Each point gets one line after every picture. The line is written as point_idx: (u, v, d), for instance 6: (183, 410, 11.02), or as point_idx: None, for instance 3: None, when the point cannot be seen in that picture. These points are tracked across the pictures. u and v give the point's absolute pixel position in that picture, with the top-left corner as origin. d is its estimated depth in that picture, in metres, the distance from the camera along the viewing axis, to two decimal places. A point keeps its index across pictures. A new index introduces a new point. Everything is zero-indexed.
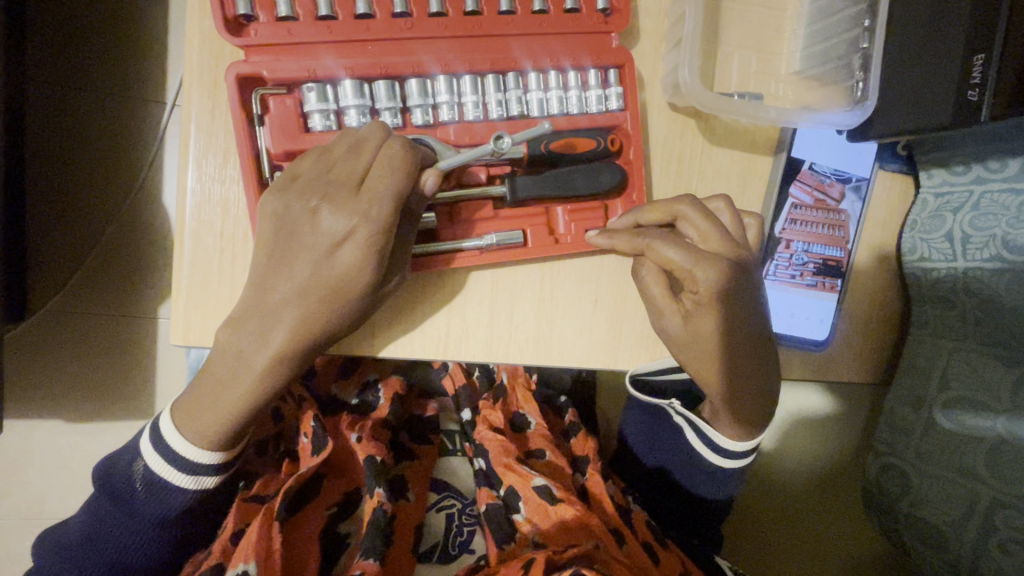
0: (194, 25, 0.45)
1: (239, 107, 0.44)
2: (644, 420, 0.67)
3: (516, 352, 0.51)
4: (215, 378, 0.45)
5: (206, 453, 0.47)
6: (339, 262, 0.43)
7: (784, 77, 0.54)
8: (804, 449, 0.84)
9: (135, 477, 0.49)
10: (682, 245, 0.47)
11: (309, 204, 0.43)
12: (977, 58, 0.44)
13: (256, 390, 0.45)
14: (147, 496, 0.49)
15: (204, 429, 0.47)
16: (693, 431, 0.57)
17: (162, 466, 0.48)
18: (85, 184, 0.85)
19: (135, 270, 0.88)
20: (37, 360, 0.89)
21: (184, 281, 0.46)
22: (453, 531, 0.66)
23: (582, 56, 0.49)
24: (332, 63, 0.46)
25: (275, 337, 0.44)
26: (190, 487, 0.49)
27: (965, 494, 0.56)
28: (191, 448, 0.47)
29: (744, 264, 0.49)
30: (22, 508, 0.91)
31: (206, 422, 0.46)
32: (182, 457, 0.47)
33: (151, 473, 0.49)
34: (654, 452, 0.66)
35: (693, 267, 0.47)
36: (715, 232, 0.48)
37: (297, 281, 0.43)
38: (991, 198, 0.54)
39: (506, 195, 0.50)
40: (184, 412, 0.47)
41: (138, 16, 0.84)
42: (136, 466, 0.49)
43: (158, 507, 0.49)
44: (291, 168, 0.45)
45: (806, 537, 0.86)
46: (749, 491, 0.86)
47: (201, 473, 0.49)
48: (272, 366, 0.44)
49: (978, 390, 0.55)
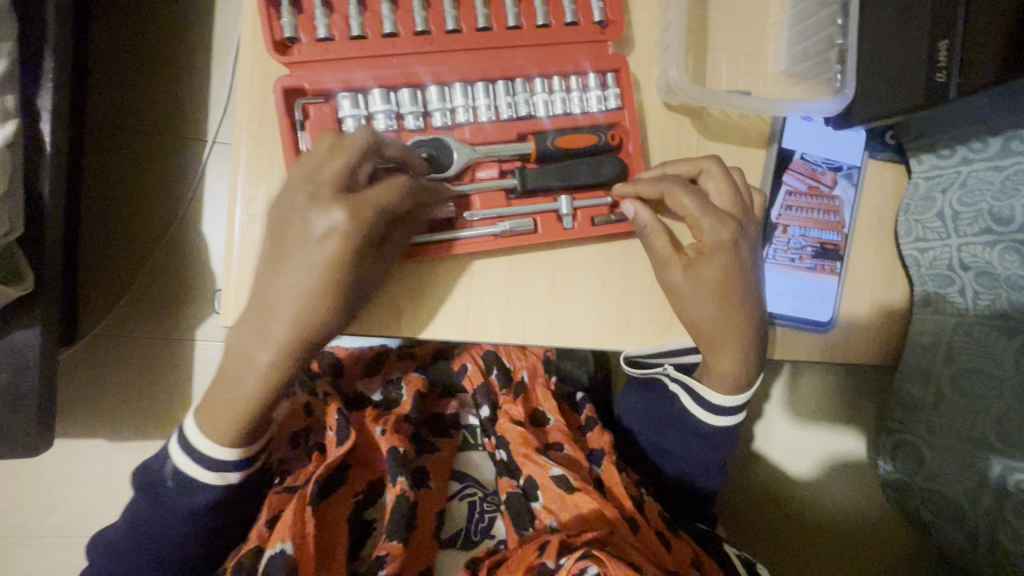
0: (245, 49, 0.52)
1: (284, 112, 0.51)
2: (642, 401, 0.69)
3: (531, 334, 0.55)
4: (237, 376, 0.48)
5: (227, 450, 0.51)
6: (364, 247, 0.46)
7: (771, 75, 0.59)
8: (814, 459, 0.86)
9: (166, 476, 0.53)
10: (697, 196, 0.53)
11: (301, 195, 0.45)
12: (942, 44, 0.49)
13: (284, 379, 0.49)
14: (177, 492, 0.53)
15: (222, 424, 0.50)
16: (687, 395, 0.61)
17: (186, 466, 0.52)
18: (138, 215, 0.94)
19: (172, 291, 0.96)
20: (81, 381, 0.96)
21: (234, 268, 0.52)
22: (475, 517, 0.68)
23: (582, 62, 0.55)
24: (362, 75, 0.52)
25: (292, 326, 0.47)
26: (215, 483, 0.53)
27: (977, 463, 0.58)
28: (212, 447, 0.51)
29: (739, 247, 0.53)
30: (72, 522, 0.96)
31: (229, 416, 0.50)
32: (203, 455, 0.51)
33: (180, 472, 0.52)
34: (648, 431, 0.68)
35: (701, 216, 0.52)
36: (703, 214, 0.52)
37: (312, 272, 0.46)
38: (977, 175, 0.58)
39: (516, 187, 0.55)
40: (209, 415, 0.50)
41: (185, 62, 0.94)
42: (166, 467, 0.53)
43: (188, 500, 0.53)
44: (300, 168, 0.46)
45: (842, 556, 0.85)
46: (774, 516, 0.86)
47: (225, 469, 0.52)
48: (290, 339, 0.46)
49: (983, 360, 0.58)
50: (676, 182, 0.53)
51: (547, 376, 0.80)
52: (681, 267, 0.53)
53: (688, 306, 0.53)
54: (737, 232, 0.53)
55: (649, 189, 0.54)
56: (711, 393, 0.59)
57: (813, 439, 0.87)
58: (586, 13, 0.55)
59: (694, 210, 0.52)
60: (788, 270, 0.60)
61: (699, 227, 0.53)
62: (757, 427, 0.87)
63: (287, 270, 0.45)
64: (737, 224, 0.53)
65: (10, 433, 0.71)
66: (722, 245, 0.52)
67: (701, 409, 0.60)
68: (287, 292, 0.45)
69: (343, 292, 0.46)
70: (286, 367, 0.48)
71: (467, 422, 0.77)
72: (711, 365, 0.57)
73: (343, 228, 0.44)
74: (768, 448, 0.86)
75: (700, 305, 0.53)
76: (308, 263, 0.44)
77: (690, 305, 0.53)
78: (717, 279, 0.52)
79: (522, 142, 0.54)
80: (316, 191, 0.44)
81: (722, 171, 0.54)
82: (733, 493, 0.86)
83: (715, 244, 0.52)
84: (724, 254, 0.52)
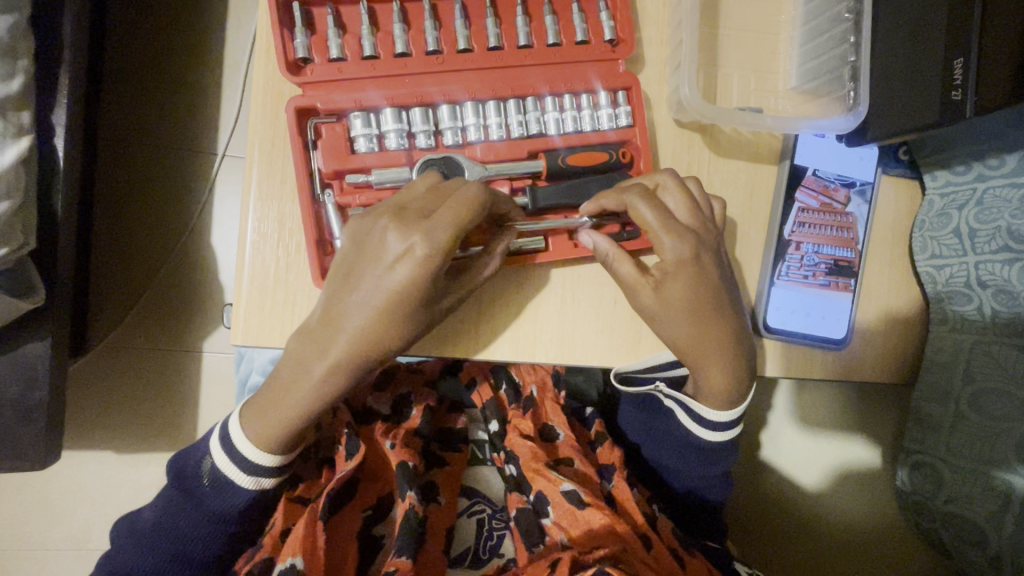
0: (259, 68, 0.53)
1: (296, 132, 0.51)
2: (646, 419, 0.67)
3: (541, 352, 0.55)
4: (273, 391, 0.50)
5: (267, 456, 0.51)
6: (375, 268, 0.45)
7: (782, 91, 0.58)
8: (826, 478, 0.84)
9: (204, 474, 0.54)
10: (658, 207, 0.50)
11: (380, 224, 0.46)
12: (958, 61, 0.48)
13: (294, 398, 0.49)
14: (211, 492, 0.53)
15: (265, 432, 0.50)
16: (683, 412, 0.60)
17: (226, 465, 0.52)
18: (149, 229, 0.95)
19: (182, 304, 0.96)
20: (89, 392, 0.96)
21: (245, 286, 0.52)
22: (484, 535, 0.67)
23: (593, 80, 0.55)
24: (374, 94, 0.52)
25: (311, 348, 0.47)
26: (250, 487, 0.53)
27: (999, 486, 0.57)
28: (255, 452, 0.51)
29: (719, 256, 0.52)
30: (79, 536, 0.96)
31: (269, 426, 0.50)
32: (244, 458, 0.52)
33: (219, 471, 0.53)
34: (651, 446, 0.67)
35: (661, 232, 0.50)
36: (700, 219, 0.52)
37: (348, 300, 0.46)
38: (994, 193, 0.57)
39: (527, 205, 0.54)
40: (252, 420, 0.51)
41: (197, 78, 0.96)
42: (205, 464, 0.54)
43: (222, 503, 0.54)
44: (396, 198, 0.48)
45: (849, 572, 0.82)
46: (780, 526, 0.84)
47: (260, 474, 0.53)
48: (320, 354, 0.47)
49: (1002, 381, 0.58)
50: (642, 193, 0.51)
51: (556, 390, 0.79)
52: (650, 290, 0.51)
53: (667, 327, 0.52)
54: (698, 246, 0.51)
55: (613, 201, 0.52)
56: (706, 409, 0.58)
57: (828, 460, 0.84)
58: (597, 32, 0.55)
59: (652, 222, 0.50)
60: (800, 287, 0.58)
61: (660, 244, 0.51)
62: (765, 432, 0.86)
63: (357, 289, 0.46)
64: (696, 237, 0.51)
65: (20, 446, 0.71)
66: (682, 261, 0.50)
67: (713, 428, 0.59)
68: (353, 309, 0.46)
69: (350, 309, 0.46)
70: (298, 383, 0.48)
71: (476, 437, 0.76)
72: (703, 384, 0.56)
73: (420, 253, 0.45)
74: (772, 461, 0.86)
75: (712, 318, 0.52)
76: (376, 285, 0.45)
77: (695, 316, 0.52)
78: (697, 297, 0.51)
79: (533, 160, 0.54)
80: (399, 213, 0.46)
81: (678, 184, 0.52)
82: (737, 496, 0.86)
83: (679, 262, 0.50)
84: (712, 264, 0.52)
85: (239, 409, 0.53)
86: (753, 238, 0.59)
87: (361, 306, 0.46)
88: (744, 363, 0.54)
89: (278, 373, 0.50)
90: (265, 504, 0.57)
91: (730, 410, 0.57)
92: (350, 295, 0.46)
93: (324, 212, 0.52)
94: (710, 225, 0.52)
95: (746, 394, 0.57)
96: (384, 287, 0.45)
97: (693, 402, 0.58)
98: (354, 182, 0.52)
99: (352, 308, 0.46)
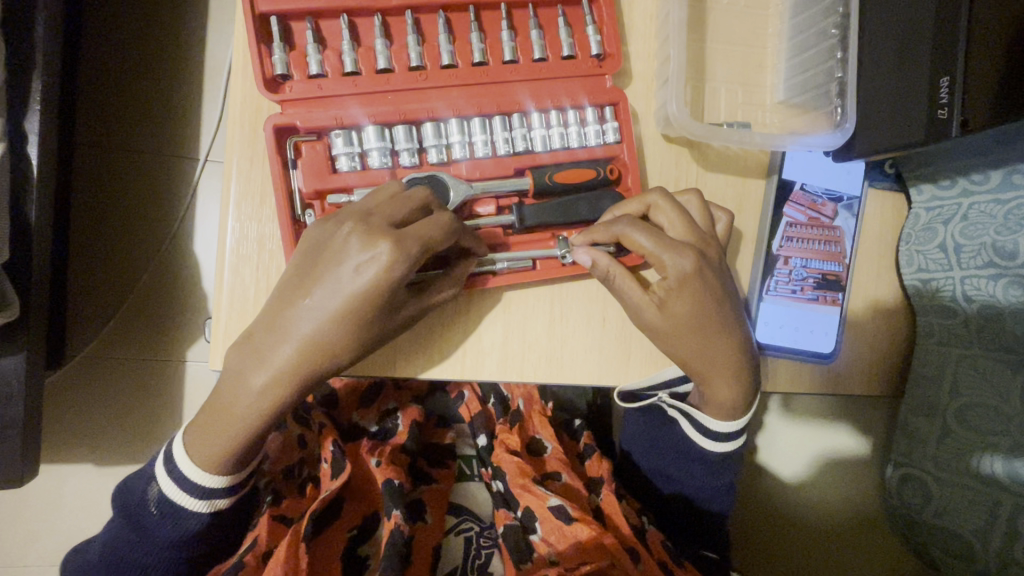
0: (237, 85, 0.51)
1: (275, 152, 0.50)
2: (642, 427, 0.67)
3: (529, 371, 0.54)
4: (229, 410, 0.47)
5: (216, 477, 0.50)
6: (351, 276, 0.44)
7: (770, 106, 0.58)
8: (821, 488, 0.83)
9: (151, 502, 0.52)
10: (650, 232, 0.50)
11: (343, 232, 0.45)
12: (943, 81, 0.48)
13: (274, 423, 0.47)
14: (161, 520, 0.52)
15: (207, 452, 0.49)
16: (686, 420, 0.60)
17: (174, 491, 0.50)
18: (129, 237, 0.92)
19: (164, 314, 0.94)
20: (66, 406, 0.93)
21: (223, 311, 0.50)
22: (472, 554, 0.64)
23: (580, 96, 0.54)
24: (357, 111, 0.51)
25: (292, 369, 0.46)
26: (204, 510, 0.51)
27: (987, 500, 0.58)
28: (202, 474, 0.50)
29: (703, 259, 0.50)
30: (54, 554, 0.94)
31: (228, 442, 0.48)
32: (193, 482, 0.50)
33: (166, 498, 0.51)
34: (649, 457, 0.67)
35: (659, 253, 0.50)
36: (687, 230, 0.51)
37: (315, 313, 0.44)
38: (979, 209, 0.57)
39: (515, 223, 0.54)
40: (198, 439, 0.49)
41: (176, 83, 0.93)
42: (150, 492, 0.52)
43: (172, 530, 0.52)
44: (368, 203, 0.46)
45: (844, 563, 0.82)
46: (775, 524, 0.85)
47: (213, 496, 0.51)
48: (289, 368, 0.46)
49: (989, 395, 0.58)
50: (630, 221, 0.51)
51: (542, 403, 0.79)
52: (652, 304, 0.51)
53: (665, 342, 0.52)
54: (700, 259, 0.50)
55: (604, 232, 0.51)
56: (709, 419, 0.58)
57: (834, 467, 0.83)
58: (584, 46, 0.55)
59: (647, 247, 0.50)
60: (791, 302, 0.58)
61: (660, 263, 0.50)
62: (759, 439, 0.85)
63: (312, 293, 0.45)
64: (698, 251, 0.50)
65: None
66: (685, 276, 0.50)
67: (698, 433, 0.60)
68: (306, 315, 0.44)
69: (326, 329, 0.45)
70: (271, 398, 0.47)
71: (464, 453, 0.76)
72: (710, 396, 0.55)
73: (386, 258, 0.43)
74: (773, 460, 0.85)
75: (681, 332, 0.51)
76: (335, 289, 0.44)
77: (668, 333, 0.51)
78: (688, 314, 0.50)
79: (520, 177, 0.53)
80: (365, 220, 0.45)
81: (668, 201, 0.51)
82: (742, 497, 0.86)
83: (682, 278, 0.50)
84: (692, 281, 0.50)
85: (183, 430, 0.51)
86: (740, 253, 0.58)
87: (343, 323, 0.45)
88: (742, 371, 0.53)
89: (223, 386, 0.48)
90: (225, 524, 0.55)
91: (733, 421, 0.57)
92: (325, 316, 0.44)
93: (304, 232, 0.51)
94: (710, 238, 0.52)
95: (751, 406, 0.56)
96: (346, 286, 0.44)
97: (697, 411, 0.58)
98: (336, 203, 0.51)
99: (328, 319, 0.44)
